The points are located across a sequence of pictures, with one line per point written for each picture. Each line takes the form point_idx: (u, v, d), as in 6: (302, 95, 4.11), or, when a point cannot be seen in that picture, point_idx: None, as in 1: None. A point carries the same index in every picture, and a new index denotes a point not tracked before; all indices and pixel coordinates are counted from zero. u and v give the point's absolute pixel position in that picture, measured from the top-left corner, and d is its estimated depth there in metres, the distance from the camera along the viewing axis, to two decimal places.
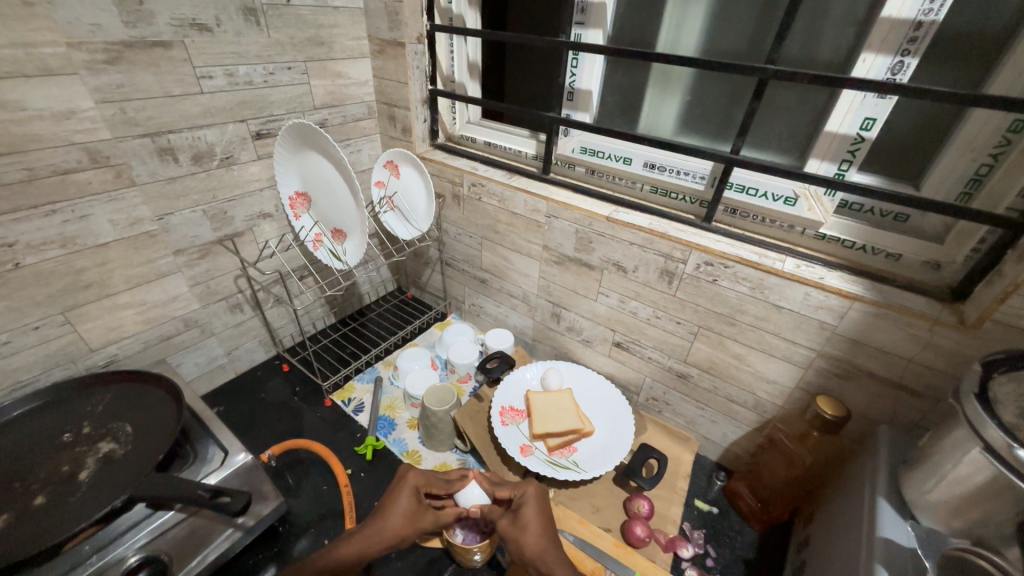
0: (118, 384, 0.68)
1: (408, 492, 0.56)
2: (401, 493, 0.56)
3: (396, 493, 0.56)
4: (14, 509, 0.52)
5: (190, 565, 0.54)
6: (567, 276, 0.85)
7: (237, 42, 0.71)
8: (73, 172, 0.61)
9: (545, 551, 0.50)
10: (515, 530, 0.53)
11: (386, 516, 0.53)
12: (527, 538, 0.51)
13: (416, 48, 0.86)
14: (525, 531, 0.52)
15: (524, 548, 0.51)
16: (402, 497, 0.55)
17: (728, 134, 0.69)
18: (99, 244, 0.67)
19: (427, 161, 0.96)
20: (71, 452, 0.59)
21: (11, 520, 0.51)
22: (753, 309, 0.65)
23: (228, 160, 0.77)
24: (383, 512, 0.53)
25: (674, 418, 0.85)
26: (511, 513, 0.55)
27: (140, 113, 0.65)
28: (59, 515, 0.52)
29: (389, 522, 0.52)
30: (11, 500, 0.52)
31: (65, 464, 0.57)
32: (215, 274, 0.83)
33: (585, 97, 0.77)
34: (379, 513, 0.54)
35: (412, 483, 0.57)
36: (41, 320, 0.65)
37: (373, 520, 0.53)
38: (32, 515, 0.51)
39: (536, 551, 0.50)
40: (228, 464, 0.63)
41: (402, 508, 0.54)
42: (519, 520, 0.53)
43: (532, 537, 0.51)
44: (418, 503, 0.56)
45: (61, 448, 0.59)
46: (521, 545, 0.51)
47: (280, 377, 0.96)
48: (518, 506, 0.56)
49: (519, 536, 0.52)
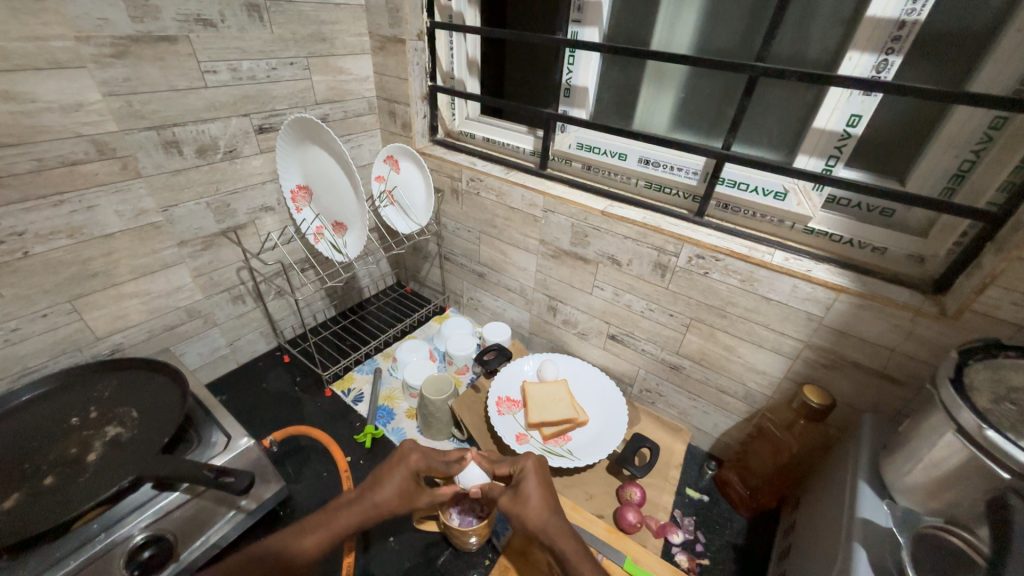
0: (123, 371, 0.70)
1: (407, 471, 0.57)
2: (398, 470, 0.56)
3: (392, 469, 0.56)
4: (25, 489, 0.53)
5: (193, 544, 0.59)
6: (563, 269, 0.87)
7: (241, 37, 0.73)
8: (80, 163, 0.63)
9: (548, 522, 0.52)
10: (517, 504, 0.54)
11: (384, 491, 0.54)
12: (530, 510, 0.53)
13: (416, 45, 0.87)
14: (527, 507, 0.53)
15: (528, 521, 0.52)
16: (399, 473, 0.56)
17: (721, 130, 0.70)
18: (104, 235, 0.68)
19: (427, 156, 0.97)
20: (79, 435, 0.60)
21: (23, 499, 0.52)
22: (743, 301, 0.67)
23: (232, 153, 0.79)
24: (381, 488, 0.54)
25: (667, 409, 0.87)
26: (512, 490, 0.57)
27: (146, 106, 0.66)
28: (68, 495, 0.53)
29: (387, 497, 0.54)
30: (21, 480, 0.54)
31: (74, 446, 0.59)
32: (218, 266, 0.85)
33: (582, 94, 0.79)
34: (376, 487, 0.55)
35: (412, 463, 0.57)
36: (48, 308, 0.66)
37: (370, 494, 0.54)
38: (43, 495, 0.53)
39: (539, 524, 0.52)
40: (232, 448, 0.64)
41: (396, 485, 0.55)
42: (520, 494, 0.55)
43: (536, 509, 0.53)
44: (415, 481, 0.57)
45: (69, 432, 0.61)
46: (525, 518, 0.53)
47: (281, 368, 0.98)
48: (517, 481, 0.57)
49: (521, 510, 0.53)
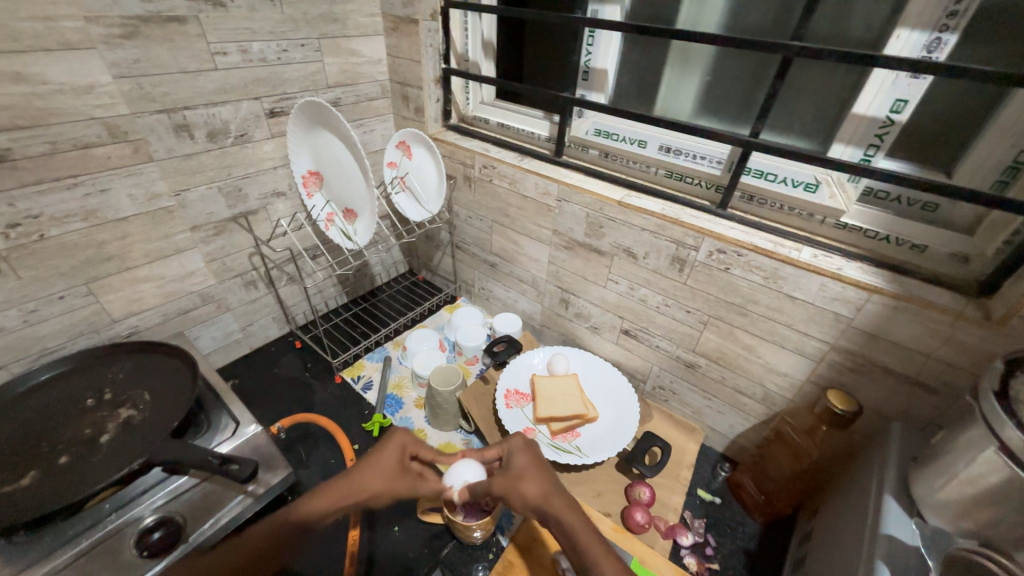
0: (138, 353, 0.71)
1: (396, 451, 0.57)
2: (386, 451, 0.57)
3: (382, 450, 0.57)
4: (40, 466, 0.55)
5: (203, 527, 0.56)
6: (577, 261, 0.84)
7: (251, 17, 0.71)
8: (93, 146, 0.63)
9: (546, 494, 0.52)
10: (513, 481, 0.54)
11: (371, 471, 0.54)
12: (526, 483, 0.53)
13: (430, 26, 0.84)
14: (523, 480, 0.53)
15: (525, 495, 0.52)
16: (388, 453, 0.57)
17: (749, 116, 0.66)
18: (118, 218, 0.68)
19: (439, 142, 0.95)
20: (93, 416, 0.62)
21: (39, 477, 0.54)
22: (767, 299, 0.64)
23: (243, 138, 0.78)
24: (370, 466, 0.55)
25: (681, 408, 0.85)
26: (504, 470, 0.56)
27: (156, 89, 0.66)
28: (80, 473, 0.55)
29: (374, 477, 0.54)
30: (37, 459, 0.56)
31: (88, 426, 0.60)
32: (231, 251, 0.85)
33: (601, 76, 0.75)
34: (365, 466, 0.55)
35: (401, 445, 0.58)
36: (65, 290, 0.67)
37: (358, 474, 0.54)
38: (57, 473, 0.54)
39: (536, 495, 0.52)
40: (239, 435, 0.66)
41: (383, 465, 0.55)
42: (514, 471, 0.55)
43: (529, 479, 0.53)
44: (404, 462, 0.57)
45: (84, 412, 0.62)
46: (522, 493, 0.52)
47: (293, 354, 0.99)
48: (509, 461, 0.57)
49: (516, 486, 0.53)
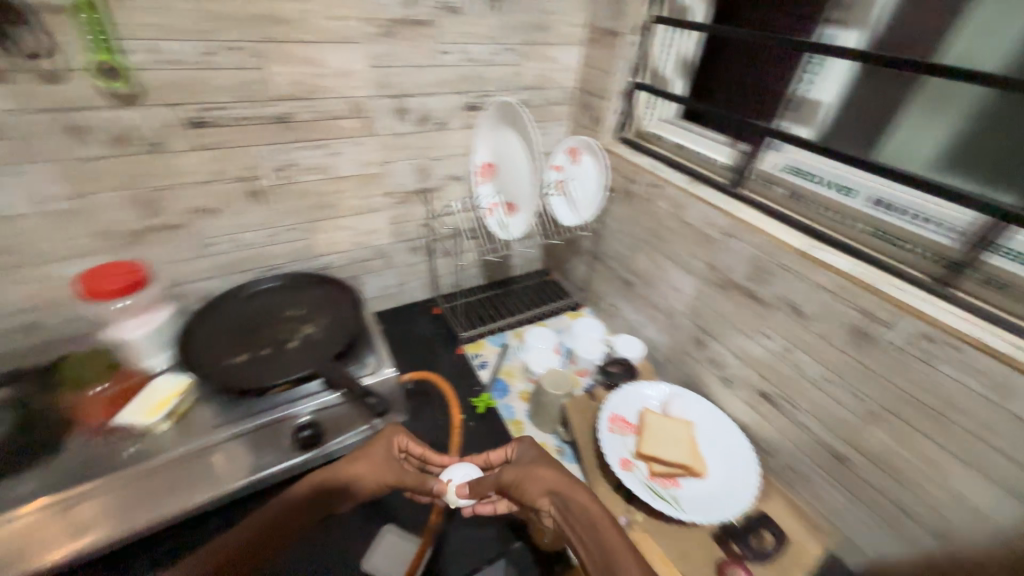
0: (327, 285, 0.88)
1: (385, 443, 0.61)
2: (379, 443, 0.61)
3: (376, 444, 0.61)
4: (252, 351, 0.73)
5: (333, 442, 0.73)
6: (726, 302, 0.77)
7: (475, 24, 0.82)
8: (341, 118, 0.79)
9: (562, 481, 0.52)
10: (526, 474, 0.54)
11: (363, 462, 0.57)
12: (541, 473, 0.53)
13: (630, 40, 0.85)
14: (539, 467, 0.54)
15: (538, 481, 0.52)
16: (382, 445, 0.61)
17: (1018, 184, 0.53)
18: (341, 175, 0.85)
19: (609, 152, 0.95)
20: (289, 324, 0.79)
21: (249, 359, 0.72)
22: (981, 411, 0.50)
23: (441, 125, 0.90)
24: (367, 453, 0.59)
25: (814, 503, 0.71)
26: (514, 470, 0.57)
27: (393, 77, 0.80)
28: (272, 366, 0.71)
29: (366, 469, 0.57)
30: (252, 345, 0.75)
31: (283, 331, 0.78)
32: (408, 219, 0.99)
33: (812, 108, 0.69)
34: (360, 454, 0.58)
35: (394, 439, 0.63)
36: (295, 224, 0.87)
37: (349, 463, 0.56)
38: (260, 360, 0.72)
39: (550, 484, 0.52)
40: (377, 373, 0.75)
41: (376, 456, 0.59)
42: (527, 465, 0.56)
43: (547, 476, 0.53)
44: (392, 457, 0.61)
45: (283, 319, 0.80)
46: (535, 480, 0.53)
47: (430, 318, 1.11)
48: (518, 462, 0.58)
49: (528, 478, 0.54)
